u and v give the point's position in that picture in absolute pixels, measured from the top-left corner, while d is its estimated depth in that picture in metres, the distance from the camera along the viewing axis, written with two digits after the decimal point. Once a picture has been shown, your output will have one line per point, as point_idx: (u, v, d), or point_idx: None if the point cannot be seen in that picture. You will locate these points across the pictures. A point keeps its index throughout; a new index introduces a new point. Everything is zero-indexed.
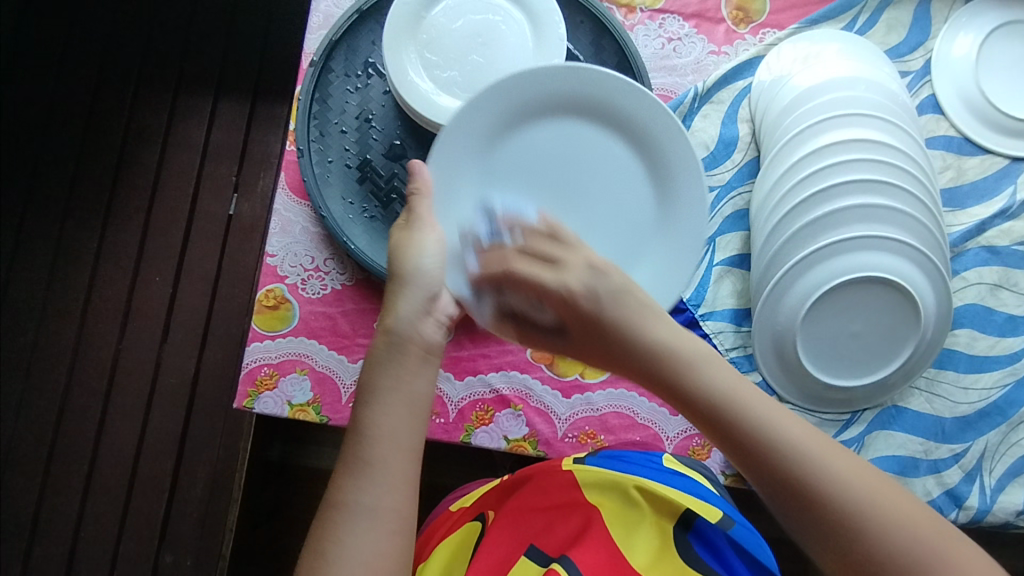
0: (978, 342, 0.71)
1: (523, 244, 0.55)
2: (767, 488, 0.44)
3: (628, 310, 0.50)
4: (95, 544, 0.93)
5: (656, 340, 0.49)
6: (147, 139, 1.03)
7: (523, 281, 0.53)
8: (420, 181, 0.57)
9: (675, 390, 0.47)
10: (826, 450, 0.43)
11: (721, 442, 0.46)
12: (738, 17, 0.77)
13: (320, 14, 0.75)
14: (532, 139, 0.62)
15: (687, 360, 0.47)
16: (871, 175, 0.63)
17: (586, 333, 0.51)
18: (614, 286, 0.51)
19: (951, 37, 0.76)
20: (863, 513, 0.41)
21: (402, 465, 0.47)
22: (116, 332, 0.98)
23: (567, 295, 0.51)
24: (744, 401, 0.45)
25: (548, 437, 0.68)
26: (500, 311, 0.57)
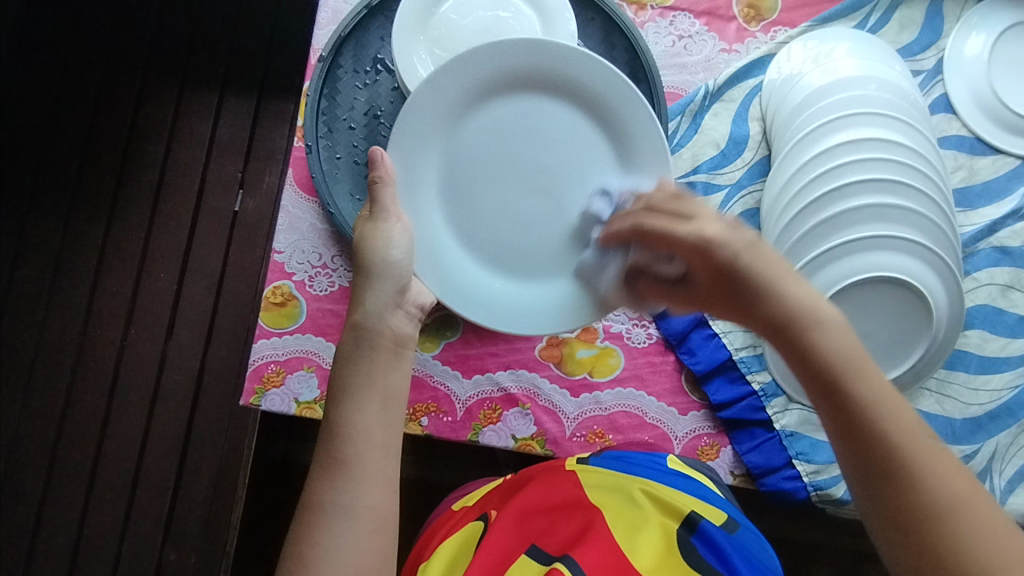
0: (988, 343, 0.71)
1: (652, 203, 0.51)
2: (854, 470, 0.42)
3: (765, 267, 0.45)
4: (99, 540, 0.92)
5: (783, 294, 0.44)
6: (152, 134, 1.03)
7: (652, 236, 0.49)
8: (382, 170, 0.56)
9: (795, 353, 0.44)
10: (931, 450, 0.40)
11: (825, 413, 0.43)
12: (750, 14, 0.76)
13: (328, 10, 0.74)
14: (496, 117, 0.61)
15: (810, 318, 0.43)
16: (883, 175, 0.62)
17: (715, 284, 0.47)
18: (753, 239, 0.46)
19: (963, 37, 0.76)
20: (972, 544, 0.38)
21: (379, 464, 0.47)
22: (120, 328, 0.98)
23: (703, 249, 0.46)
24: (864, 369, 0.42)
25: (556, 436, 0.68)
26: (623, 269, 0.56)
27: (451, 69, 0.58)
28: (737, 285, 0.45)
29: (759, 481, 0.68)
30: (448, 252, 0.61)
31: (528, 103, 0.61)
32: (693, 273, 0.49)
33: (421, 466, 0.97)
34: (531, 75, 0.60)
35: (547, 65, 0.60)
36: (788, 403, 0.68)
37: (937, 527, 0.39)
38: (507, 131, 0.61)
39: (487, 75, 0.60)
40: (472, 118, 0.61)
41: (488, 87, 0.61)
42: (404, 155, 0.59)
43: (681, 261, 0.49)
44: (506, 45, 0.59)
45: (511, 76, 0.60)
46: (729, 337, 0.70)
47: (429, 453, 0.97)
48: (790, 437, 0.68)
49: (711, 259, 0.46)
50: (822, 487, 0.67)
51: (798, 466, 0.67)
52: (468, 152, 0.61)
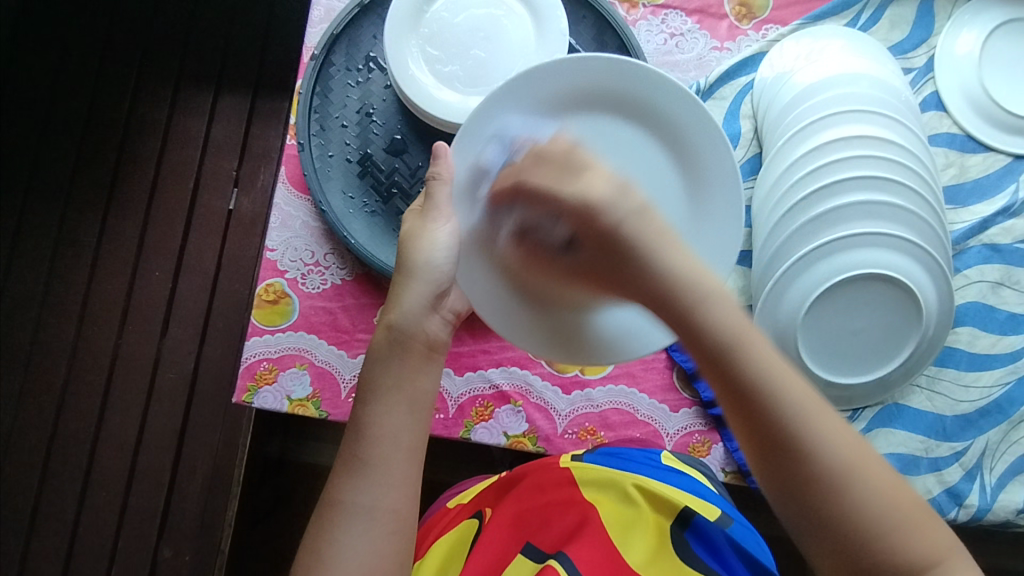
0: (979, 340, 0.71)
1: (539, 154, 0.48)
2: (746, 439, 0.42)
3: (648, 233, 0.45)
4: (94, 537, 0.92)
5: (668, 264, 0.44)
6: (147, 132, 1.03)
7: (536, 194, 0.46)
8: (443, 166, 0.53)
9: (682, 322, 0.43)
10: (821, 413, 0.41)
11: (716, 382, 0.43)
12: (741, 13, 0.77)
13: (321, 8, 0.74)
14: (555, 144, 0.56)
15: (695, 293, 0.43)
16: (872, 172, 0.63)
17: (600, 262, 0.46)
18: (639, 204, 0.45)
19: (954, 35, 0.76)
20: (866, 503, 0.40)
21: (404, 468, 0.47)
22: (115, 326, 0.98)
23: (585, 213, 0.45)
24: (749, 344, 0.42)
25: (548, 433, 0.68)
26: (516, 232, 0.51)
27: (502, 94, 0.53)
28: (619, 258, 0.45)
29: (750, 478, 0.68)
30: None
31: (593, 126, 0.56)
32: (582, 241, 0.47)
33: None
34: (602, 94, 0.55)
35: (627, 87, 0.55)
36: None
37: (836, 485, 0.40)
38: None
39: (562, 90, 0.55)
40: (531, 144, 0.56)
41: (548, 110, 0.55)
42: (468, 174, 0.54)
43: (568, 229, 0.47)
44: (585, 62, 0.53)
45: (571, 94, 0.55)
46: None
47: (424, 451, 0.97)
48: None
49: (594, 225, 0.45)
50: None
51: None
52: None
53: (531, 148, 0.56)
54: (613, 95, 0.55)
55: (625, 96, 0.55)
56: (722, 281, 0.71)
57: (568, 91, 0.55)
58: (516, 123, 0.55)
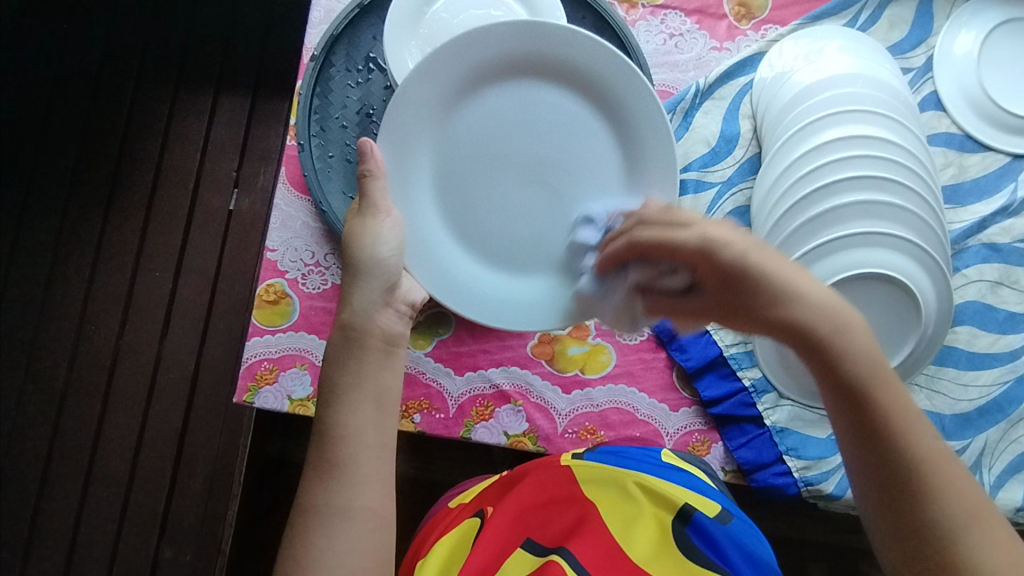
0: (978, 339, 0.71)
1: (646, 215, 0.49)
2: (870, 487, 0.43)
3: (776, 269, 0.43)
4: (96, 537, 0.93)
5: (807, 295, 0.43)
6: (148, 134, 1.03)
7: (651, 248, 0.47)
8: (372, 163, 0.55)
9: (816, 354, 0.43)
10: (947, 462, 0.42)
11: (846, 429, 0.43)
12: (740, 13, 0.77)
13: (321, 9, 0.75)
14: (492, 104, 0.61)
15: (832, 326, 0.42)
16: (872, 172, 0.63)
17: (724, 302, 0.45)
18: (756, 241, 0.44)
19: (953, 35, 0.76)
20: (981, 555, 0.40)
21: (375, 465, 0.48)
22: (116, 326, 0.98)
23: (705, 250, 0.44)
24: (882, 391, 0.42)
25: (548, 432, 0.68)
26: (631, 291, 0.50)
27: (442, 56, 0.58)
28: (745, 292, 0.43)
29: (750, 477, 0.68)
30: (440, 244, 0.60)
31: (524, 94, 0.61)
32: (702, 285, 0.46)
33: (417, 464, 0.98)
34: (527, 60, 0.60)
35: (548, 51, 0.60)
36: (779, 400, 0.69)
37: (957, 533, 0.41)
38: (502, 121, 0.61)
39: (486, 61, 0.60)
40: (468, 104, 0.61)
41: (484, 73, 0.60)
42: (398, 147, 0.59)
43: (687, 271, 0.46)
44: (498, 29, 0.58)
45: (507, 60, 0.60)
46: (720, 333, 0.70)
47: (425, 451, 0.97)
48: (780, 433, 0.68)
49: (716, 260, 0.43)
50: (812, 483, 0.67)
51: (788, 461, 0.67)
52: (467, 137, 0.61)
53: (467, 107, 0.61)
54: (543, 63, 0.60)
55: (562, 66, 0.60)
56: None
57: (500, 56, 0.60)
58: (455, 84, 0.60)
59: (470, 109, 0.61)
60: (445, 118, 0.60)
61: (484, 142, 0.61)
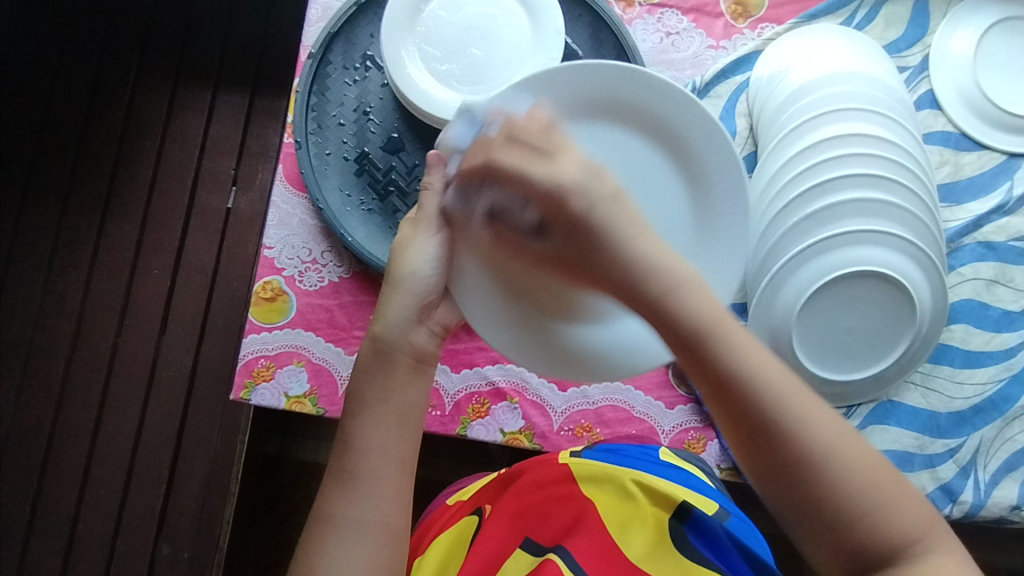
0: (973, 337, 0.71)
1: (511, 130, 0.47)
2: (728, 429, 0.43)
3: (624, 224, 0.45)
4: (93, 533, 0.93)
5: (638, 249, 0.44)
6: (145, 132, 1.03)
7: (503, 172, 0.46)
8: (435, 176, 0.54)
9: (653, 309, 0.44)
10: (795, 395, 0.42)
11: (690, 366, 0.43)
12: (737, 11, 0.77)
13: (318, 7, 0.75)
14: (568, 150, 0.56)
15: (666, 281, 0.43)
16: (867, 170, 0.63)
17: (573, 254, 0.46)
18: (613, 190, 0.45)
19: (949, 33, 0.76)
20: (843, 474, 0.40)
21: (393, 478, 0.47)
22: (114, 323, 0.98)
23: (555, 197, 0.45)
24: (725, 331, 0.43)
25: (544, 430, 0.68)
26: (488, 216, 0.50)
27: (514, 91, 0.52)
28: (586, 244, 0.45)
29: (745, 474, 0.68)
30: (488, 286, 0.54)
31: (603, 138, 0.56)
32: (549, 224, 0.46)
33: (415, 462, 0.98)
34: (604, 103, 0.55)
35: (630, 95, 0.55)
36: None
37: (815, 466, 0.40)
38: (581, 168, 0.56)
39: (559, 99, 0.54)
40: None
41: (563, 113, 0.55)
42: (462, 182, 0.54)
43: (537, 217, 0.47)
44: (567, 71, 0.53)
45: (585, 103, 0.55)
46: None
47: (423, 448, 0.98)
48: None
49: (565, 212, 0.45)
50: None
51: None
52: None
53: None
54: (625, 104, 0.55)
55: (635, 108, 0.55)
56: None
57: (577, 99, 0.55)
58: (529, 125, 0.54)
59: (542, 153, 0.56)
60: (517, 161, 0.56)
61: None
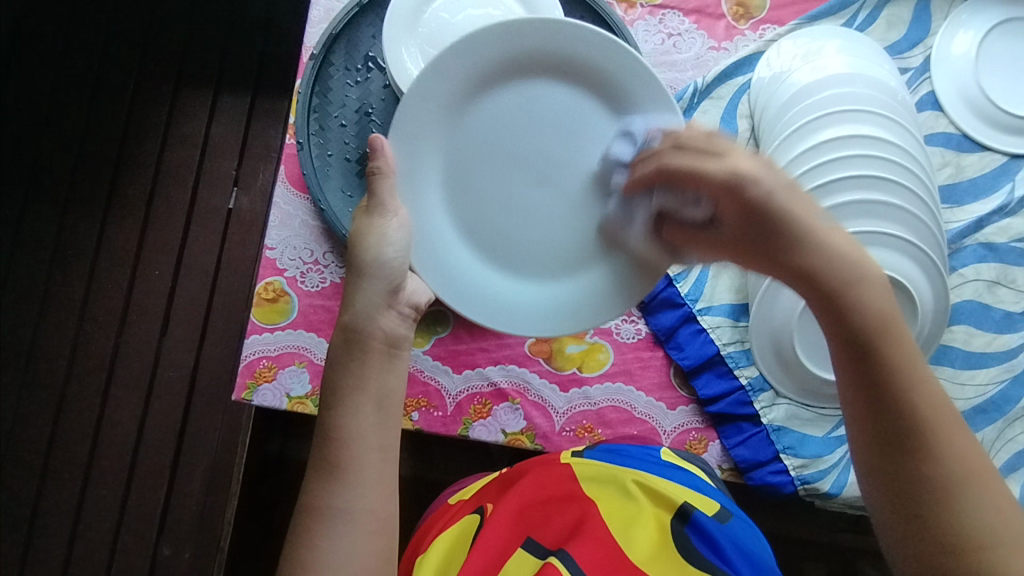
0: (974, 338, 0.72)
1: (680, 139, 0.50)
2: (862, 440, 0.43)
3: (801, 211, 0.46)
4: (95, 534, 0.93)
5: (831, 246, 0.45)
6: (147, 132, 1.03)
7: (678, 175, 0.50)
8: (382, 160, 0.52)
9: (824, 304, 0.45)
10: (952, 420, 0.42)
11: (847, 368, 0.45)
12: (738, 13, 0.77)
13: (320, 8, 0.75)
14: (498, 106, 0.59)
15: (844, 279, 0.45)
16: (869, 171, 0.63)
17: (744, 235, 0.48)
18: (788, 181, 0.47)
19: (950, 35, 0.76)
20: (978, 510, 0.40)
21: (378, 469, 0.47)
22: (115, 324, 0.98)
23: (732, 186, 0.47)
24: (897, 331, 0.44)
25: (546, 430, 0.68)
26: (656, 215, 0.55)
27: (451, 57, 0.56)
28: (771, 236, 0.47)
29: (746, 475, 0.68)
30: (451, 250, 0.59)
31: (534, 92, 0.59)
32: (723, 216, 0.50)
33: (416, 462, 0.98)
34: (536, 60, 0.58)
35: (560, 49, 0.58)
36: (775, 398, 0.69)
37: (954, 490, 0.40)
38: (513, 122, 0.59)
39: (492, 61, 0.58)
40: (476, 107, 0.59)
41: (492, 75, 0.59)
42: (409, 149, 0.57)
43: (709, 204, 0.50)
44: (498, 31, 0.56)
45: (508, 61, 0.58)
46: (717, 332, 0.70)
47: (424, 449, 0.98)
48: (777, 431, 0.68)
49: (741, 198, 0.47)
50: (808, 481, 0.68)
51: (785, 460, 0.68)
52: (475, 139, 0.59)
53: (474, 110, 0.59)
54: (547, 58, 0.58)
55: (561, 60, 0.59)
56: (719, 279, 0.72)
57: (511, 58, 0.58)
58: (460, 87, 0.58)
59: (475, 113, 0.59)
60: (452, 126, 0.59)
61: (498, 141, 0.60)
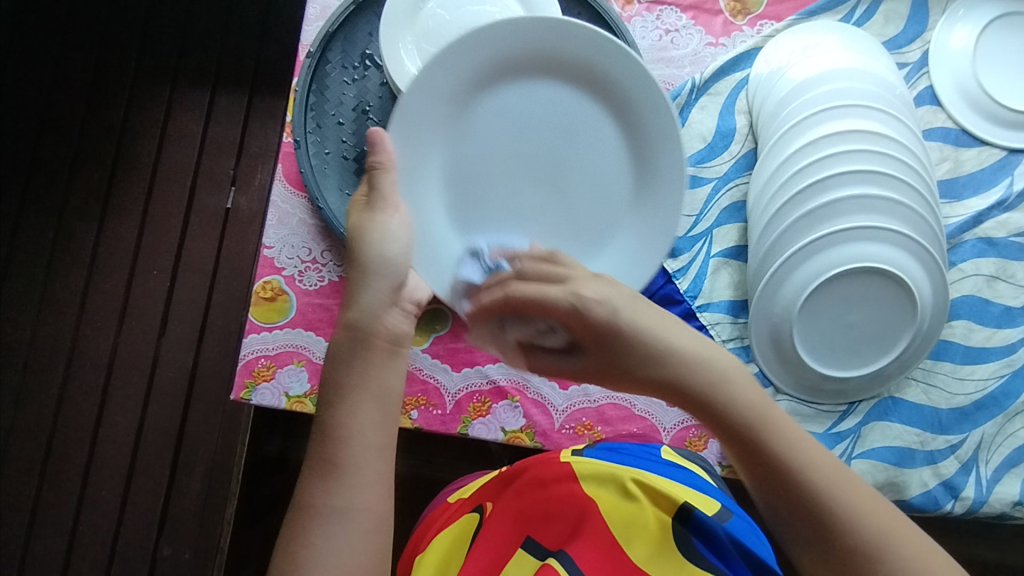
0: (974, 333, 0.71)
1: (522, 268, 0.46)
2: (782, 522, 0.41)
3: (647, 330, 0.43)
4: (94, 535, 0.93)
5: (675, 346, 0.43)
6: (142, 132, 1.03)
7: (524, 305, 0.44)
8: (381, 154, 0.52)
9: (703, 403, 0.43)
10: (847, 485, 0.40)
11: (747, 461, 0.43)
12: (736, 8, 0.77)
13: (316, 6, 0.75)
14: (503, 106, 0.61)
15: (710, 378, 0.43)
16: (867, 165, 0.63)
17: (604, 365, 0.44)
18: (629, 293, 0.45)
19: (949, 29, 0.76)
20: (904, 569, 0.38)
21: (377, 468, 0.46)
22: (113, 325, 0.98)
23: (578, 313, 0.43)
24: (769, 423, 0.42)
25: (546, 428, 0.68)
26: (519, 348, 0.48)
27: (456, 51, 0.57)
28: (621, 351, 0.43)
29: None
30: (449, 245, 0.60)
31: (539, 89, 0.61)
32: (579, 343, 0.44)
33: (415, 462, 0.98)
34: (538, 57, 0.60)
35: (559, 48, 0.59)
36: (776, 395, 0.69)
37: (877, 556, 0.39)
38: (528, 119, 0.61)
39: (488, 60, 0.59)
40: (483, 101, 0.61)
41: (492, 74, 0.60)
42: (409, 143, 0.58)
43: (565, 332, 0.44)
44: (508, 24, 0.57)
45: (511, 61, 0.60)
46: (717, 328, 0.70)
47: (424, 448, 0.98)
48: None
49: (586, 322, 0.43)
50: None
51: None
52: (478, 133, 0.61)
53: (479, 107, 0.61)
54: (561, 59, 0.59)
55: (563, 59, 0.60)
56: (719, 275, 0.72)
57: (512, 55, 0.59)
58: (465, 81, 0.59)
59: (482, 108, 0.60)
60: (456, 122, 0.60)
61: (497, 137, 0.61)
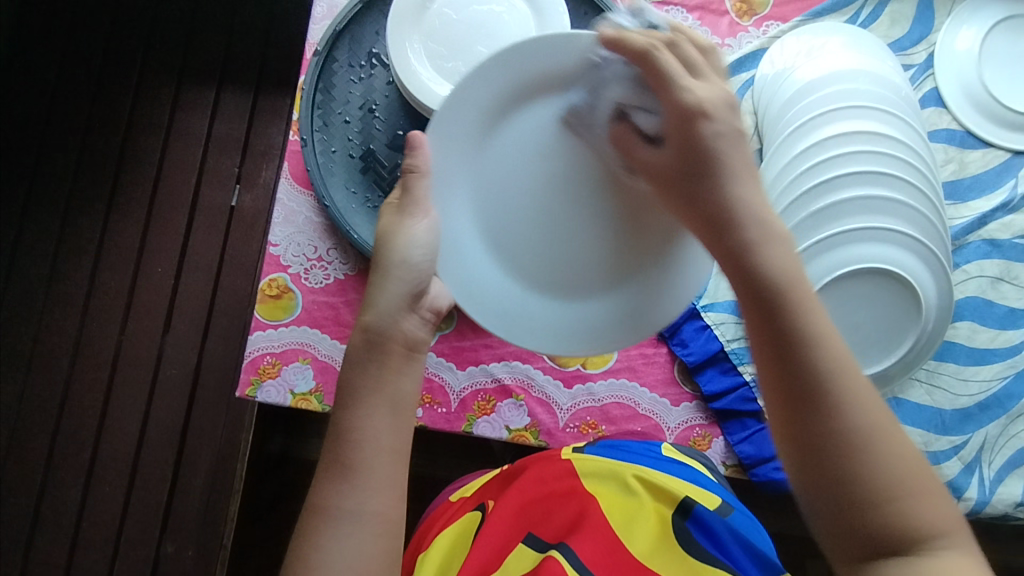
0: (978, 334, 0.72)
1: (670, 42, 0.50)
2: (775, 384, 0.44)
3: (733, 160, 0.48)
4: (97, 532, 0.93)
5: (744, 200, 0.47)
6: (147, 130, 1.03)
7: (653, 65, 0.48)
8: (420, 159, 0.51)
9: (737, 256, 0.46)
10: (853, 379, 0.43)
11: (757, 323, 0.45)
12: (742, 9, 0.77)
13: (323, 5, 0.75)
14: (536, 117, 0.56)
15: (761, 234, 0.46)
16: (871, 166, 0.63)
17: (682, 163, 0.49)
18: (737, 126, 0.49)
19: (953, 31, 0.77)
20: (883, 459, 0.41)
21: (390, 471, 0.46)
22: (117, 323, 0.98)
23: (693, 112, 0.48)
24: (797, 296, 0.45)
25: (549, 427, 0.68)
26: (617, 114, 0.53)
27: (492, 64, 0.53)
28: (697, 171, 0.48)
29: (750, 471, 0.68)
30: (477, 262, 0.57)
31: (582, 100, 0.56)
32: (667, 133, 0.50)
33: (418, 460, 0.98)
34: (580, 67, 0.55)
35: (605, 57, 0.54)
36: None
37: (856, 446, 0.41)
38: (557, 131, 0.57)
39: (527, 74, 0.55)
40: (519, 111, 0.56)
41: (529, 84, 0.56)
42: (445, 155, 0.54)
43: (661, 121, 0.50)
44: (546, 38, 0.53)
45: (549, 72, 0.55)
46: (721, 329, 0.70)
47: (426, 447, 0.98)
48: None
49: (694, 124, 0.48)
50: None
51: None
52: (513, 146, 0.57)
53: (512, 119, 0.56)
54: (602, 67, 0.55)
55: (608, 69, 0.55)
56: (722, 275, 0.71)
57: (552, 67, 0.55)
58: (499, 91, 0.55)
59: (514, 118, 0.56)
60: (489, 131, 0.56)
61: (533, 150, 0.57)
